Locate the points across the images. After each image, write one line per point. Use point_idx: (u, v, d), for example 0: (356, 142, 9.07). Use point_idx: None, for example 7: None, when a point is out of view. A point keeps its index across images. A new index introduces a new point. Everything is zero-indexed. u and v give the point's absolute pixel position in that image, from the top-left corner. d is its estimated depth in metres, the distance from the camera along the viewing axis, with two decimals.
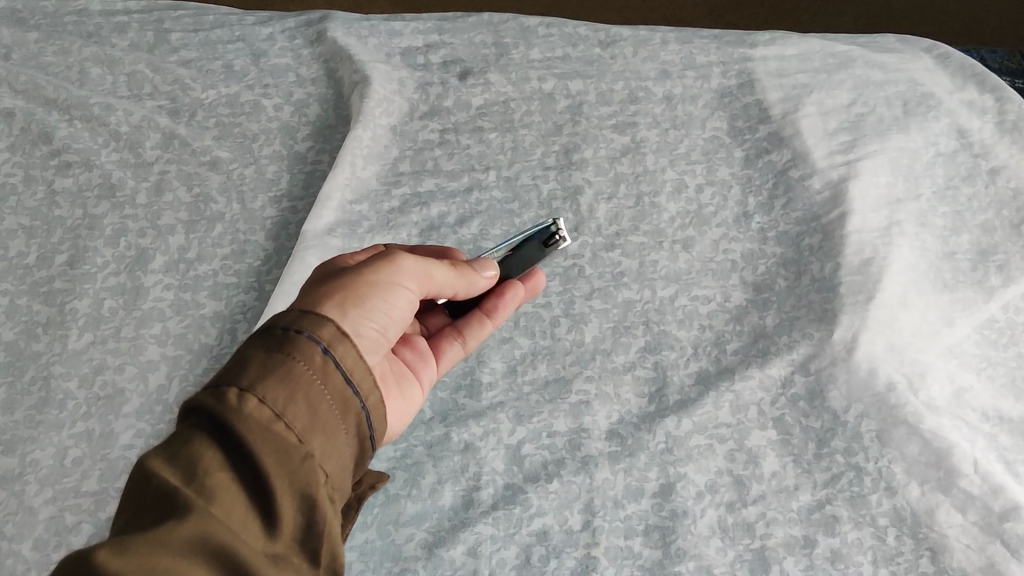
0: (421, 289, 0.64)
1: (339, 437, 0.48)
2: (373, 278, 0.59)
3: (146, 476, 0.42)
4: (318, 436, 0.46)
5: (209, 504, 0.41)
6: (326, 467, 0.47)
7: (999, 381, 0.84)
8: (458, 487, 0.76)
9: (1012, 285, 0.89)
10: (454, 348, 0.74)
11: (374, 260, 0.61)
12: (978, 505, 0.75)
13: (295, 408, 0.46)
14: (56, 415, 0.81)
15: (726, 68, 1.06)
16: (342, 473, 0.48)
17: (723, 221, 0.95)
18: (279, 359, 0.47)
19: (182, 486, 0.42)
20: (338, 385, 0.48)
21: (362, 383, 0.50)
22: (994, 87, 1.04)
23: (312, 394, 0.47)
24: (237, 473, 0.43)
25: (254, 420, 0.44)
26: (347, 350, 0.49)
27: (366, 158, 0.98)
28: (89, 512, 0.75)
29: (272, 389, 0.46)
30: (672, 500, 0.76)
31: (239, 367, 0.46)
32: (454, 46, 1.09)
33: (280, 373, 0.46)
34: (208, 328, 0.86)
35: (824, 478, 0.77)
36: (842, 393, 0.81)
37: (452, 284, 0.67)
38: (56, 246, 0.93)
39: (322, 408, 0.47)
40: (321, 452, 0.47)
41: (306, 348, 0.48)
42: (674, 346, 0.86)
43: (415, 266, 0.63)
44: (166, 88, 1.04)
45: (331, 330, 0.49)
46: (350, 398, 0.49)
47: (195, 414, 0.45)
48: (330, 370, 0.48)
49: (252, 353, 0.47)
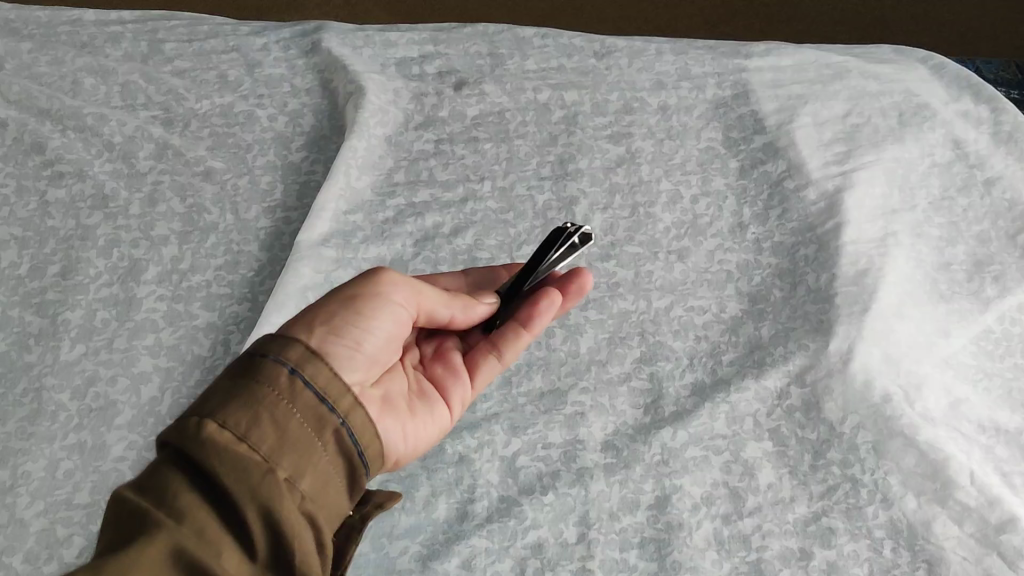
0: (414, 306, 0.63)
1: (318, 455, 0.47)
2: (348, 298, 0.59)
3: (115, 509, 0.43)
4: (290, 455, 0.46)
5: (175, 527, 0.42)
6: (303, 485, 0.46)
7: (995, 393, 0.83)
8: (452, 500, 0.76)
9: (1008, 296, 0.89)
10: (491, 364, 0.69)
11: (354, 279, 0.61)
12: (975, 517, 0.75)
13: (261, 429, 0.46)
14: (47, 426, 0.80)
15: (720, 79, 1.06)
16: (326, 492, 0.48)
17: (718, 232, 0.95)
18: (243, 383, 0.47)
19: (149, 511, 0.42)
20: (309, 402, 0.48)
21: (340, 399, 0.49)
22: (989, 98, 1.04)
23: (280, 414, 0.47)
24: (204, 496, 0.44)
25: (217, 442, 0.44)
26: (318, 367, 0.49)
27: (360, 169, 0.97)
28: (81, 525, 0.74)
29: (234, 413, 0.46)
30: (668, 512, 0.76)
31: (204, 398, 0.47)
32: (449, 56, 1.08)
33: (242, 397, 0.46)
34: (201, 340, 0.85)
35: (820, 490, 0.77)
36: (838, 405, 0.81)
37: (450, 306, 0.66)
38: (48, 257, 0.92)
39: (292, 426, 0.47)
40: (295, 470, 0.46)
41: (273, 370, 0.48)
42: (669, 357, 0.85)
43: (400, 283, 0.62)
44: (160, 98, 1.04)
45: (300, 350, 0.49)
46: (324, 414, 0.48)
47: (162, 446, 0.45)
48: (297, 389, 0.48)
49: (219, 382, 0.48)
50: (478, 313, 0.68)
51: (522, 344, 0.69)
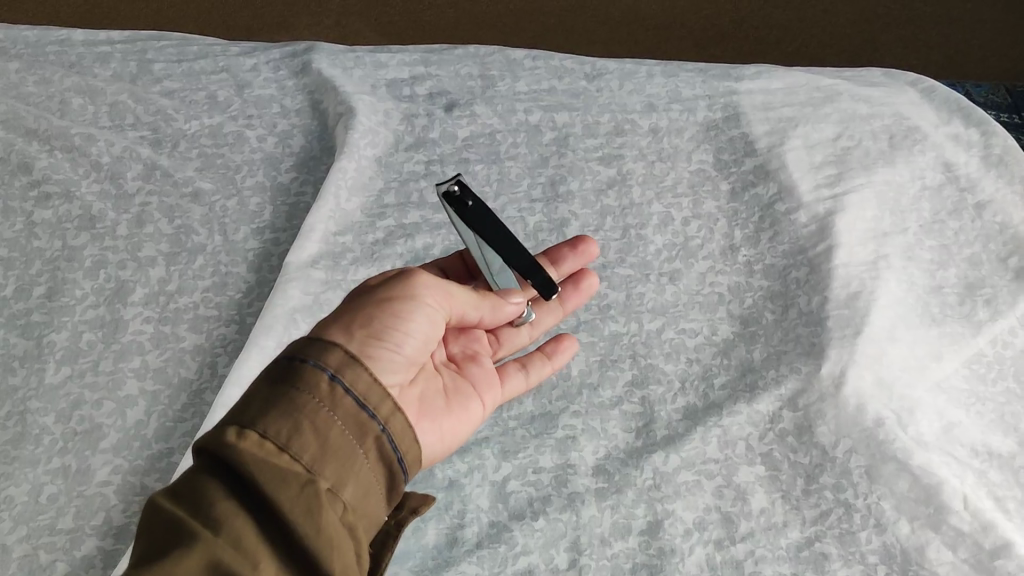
0: (448, 306, 0.63)
1: (358, 462, 0.49)
2: (383, 300, 0.59)
3: (155, 514, 0.44)
4: (330, 464, 0.47)
5: (214, 533, 0.43)
6: (344, 493, 0.48)
7: (988, 417, 0.83)
8: (442, 525, 0.75)
9: (999, 319, 0.89)
10: (517, 377, 0.73)
11: (389, 279, 0.61)
12: (968, 542, 0.74)
13: (301, 439, 0.47)
14: (31, 450, 0.79)
15: (711, 101, 1.06)
16: (365, 498, 0.49)
17: (709, 254, 0.94)
18: (282, 391, 0.48)
19: (188, 519, 0.43)
20: (350, 409, 0.49)
21: (379, 405, 0.50)
22: (979, 120, 1.04)
23: (318, 421, 0.48)
24: (244, 505, 0.45)
25: (257, 452, 0.45)
26: (357, 374, 0.50)
27: (350, 191, 0.97)
28: (64, 550, 0.73)
29: (274, 421, 0.47)
30: (660, 538, 0.75)
31: (243, 406, 0.48)
32: (439, 77, 1.07)
33: (282, 405, 0.48)
34: (189, 362, 0.85)
35: (812, 515, 0.76)
36: (830, 429, 0.81)
37: (474, 300, 0.65)
38: (34, 278, 0.91)
39: (333, 435, 0.48)
40: (336, 478, 0.47)
41: (313, 378, 0.49)
42: (661, 380, 0.85)
43: (432, 286, 0.61)
44: (148, 119, 1.03)
45: (339, 356, 0.50)
46: (364, 422, 0.50)
47: (200, 452, 0.47)
48: (338, 396, 0.49)
49: (256, 389, 0.49)
50: (507, 313, 0.69)
51: (545, 371, 0.76)
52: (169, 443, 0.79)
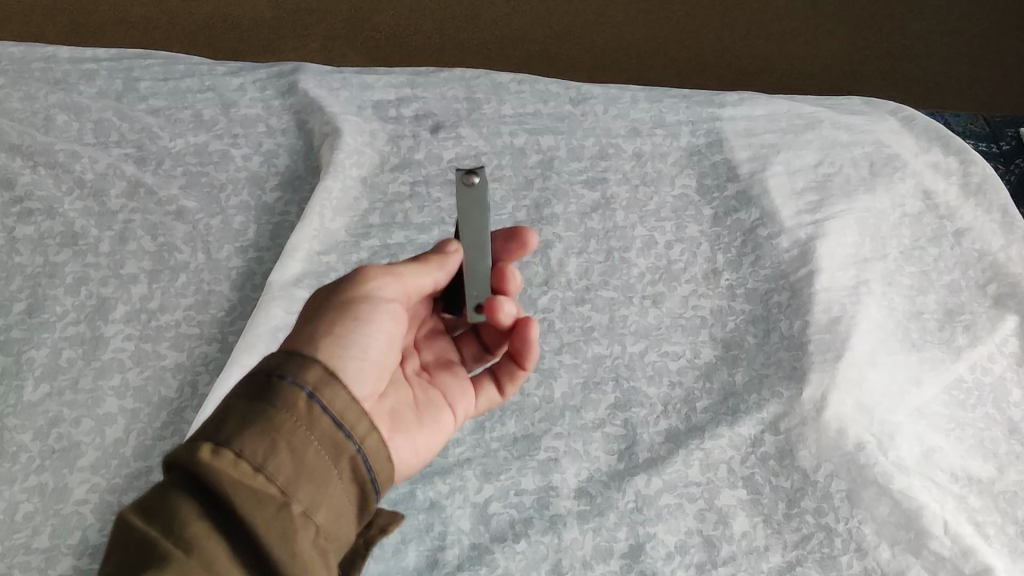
0: (406, 293, 0.63)
1: (333, 484, 0.48)
2: (344, 309, 0.58)
3: (126, 532, 0.44)
4: (305, 486, 0.47)
5: (187, 554, 0.43)
6: (319, 516, 0.47)
7: (968, 442, 0.84)
8: (423, 547, 0.75)
9: (978, 345, 0.90)
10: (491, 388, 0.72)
11: (342, 281, 0.61)
12: (948, 566, 0.75)
13: (276, 460, 0.47)
14: (7, 468, 0.79)
15: (694, 126, 1.06)
16: (338, 521, 0.49)
17: (692, 278, 0.95)
18: (260, 409, 0.48)
19: (161, 538, 0.43)
20: (326, 429, 0.49)
21: (356, 425, 0.50)
22: (958, 149, 1.04)
23: (295, 442, 0.47)
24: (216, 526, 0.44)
25: (233, 473, 0.45)
26: (336, 392, 0.50)
27: (335, 211, 0.97)
28: (39, 570, 0.73)
29: (251, 441, 0.46)
30: (641, 561, 0.75)
31: (219, 422, 0.47)
32: (425, 99, 1.07)
33: (260, 425, 0.47)
34: (169, 380, 0.85)
35: (793, 539, 0.77)
36: (811, 453, 0.81)
37: (427, 270, 0.64)
38: (15, 294, 0.90)
39: (308, 456, 0.48)
40: (311, 501, 0.47)
41: (290, 396, 0.48)
42: (643, 403, 0.85)
43: (385, 276, 0.61)
44: (133, 136, 1.02)
45: (317, 373, 0.50)
46: (340, 442, 0.49)
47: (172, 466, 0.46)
48: (315, 416, 0.49)
49: (232, 404, 0.48)
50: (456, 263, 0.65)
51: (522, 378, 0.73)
52: (148, 461, 0.79)
